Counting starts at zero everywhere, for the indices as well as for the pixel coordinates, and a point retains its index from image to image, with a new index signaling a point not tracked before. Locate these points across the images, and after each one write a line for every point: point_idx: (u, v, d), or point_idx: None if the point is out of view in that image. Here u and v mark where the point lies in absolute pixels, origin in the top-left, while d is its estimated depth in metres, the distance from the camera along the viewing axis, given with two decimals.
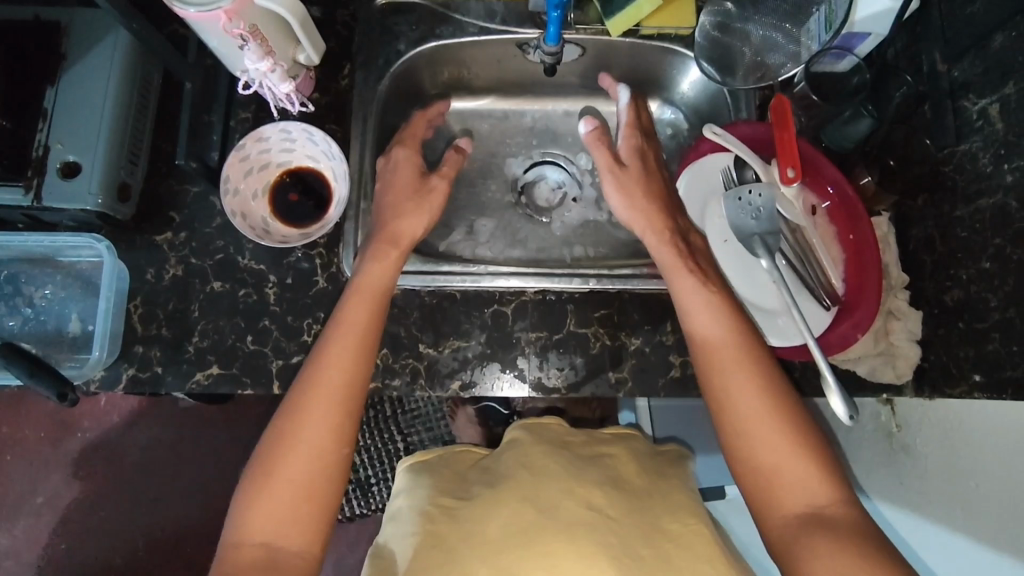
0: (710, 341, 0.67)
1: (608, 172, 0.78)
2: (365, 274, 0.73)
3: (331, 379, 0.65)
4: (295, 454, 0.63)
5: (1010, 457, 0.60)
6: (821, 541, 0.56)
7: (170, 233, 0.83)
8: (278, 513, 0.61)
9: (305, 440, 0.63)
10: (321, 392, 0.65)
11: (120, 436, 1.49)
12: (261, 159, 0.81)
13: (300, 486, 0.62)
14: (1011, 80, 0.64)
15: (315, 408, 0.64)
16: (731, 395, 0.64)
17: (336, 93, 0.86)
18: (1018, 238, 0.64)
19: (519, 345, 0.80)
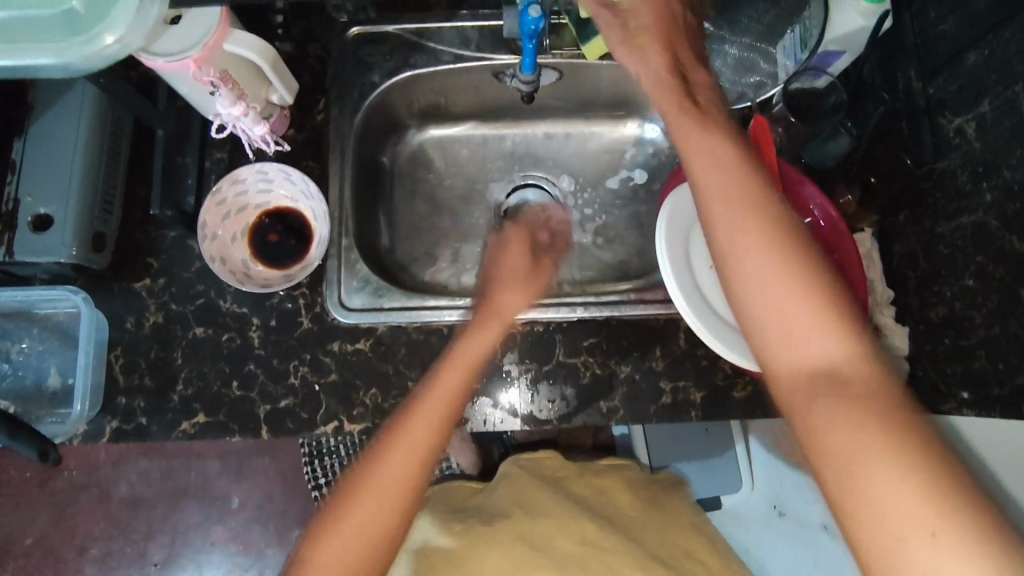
0: (728, 241, 0.57)
1: (673, 111, 0.64)
2: (469, 342, 0.71)
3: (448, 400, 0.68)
4: (377, 495, 0.62)
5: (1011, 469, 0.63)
6: (835, 403, 0.50)
7: (149, 279, 0.81)
8: (347, 549, 0.60)
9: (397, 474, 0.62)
10: (428, 432, 0.65)
11: (109, 472, 1.47)
12: (238, 201, 0.80)
13: (376, 531, 0.61)
14: (986, 99, 0.64)
15: (424, 445, 0.65)
16: (745, 302, 0.55)
17: (312, 129, 0.85)
18: (999, 256, 0.64)
19: (510, 379, 0.79)
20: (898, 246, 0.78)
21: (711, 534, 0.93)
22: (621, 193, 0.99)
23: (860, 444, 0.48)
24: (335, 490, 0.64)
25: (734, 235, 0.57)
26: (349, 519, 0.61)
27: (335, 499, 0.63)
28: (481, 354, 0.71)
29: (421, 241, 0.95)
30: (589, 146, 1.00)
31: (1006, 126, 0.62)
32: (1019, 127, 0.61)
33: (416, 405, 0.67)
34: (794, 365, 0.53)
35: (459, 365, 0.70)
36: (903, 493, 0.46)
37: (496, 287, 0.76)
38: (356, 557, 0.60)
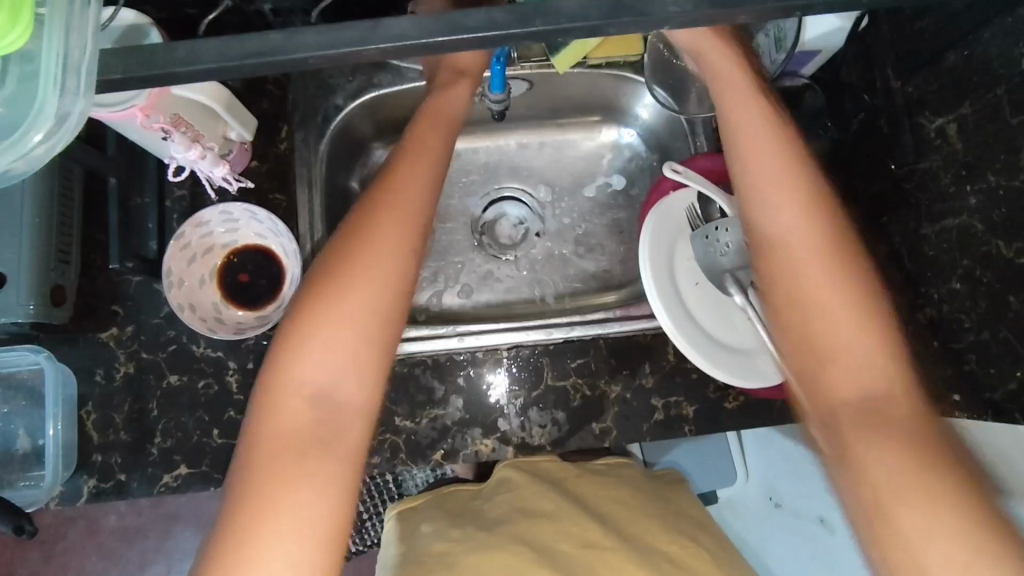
0: (773, 253, 0.58)
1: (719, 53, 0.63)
2: (401, 176, 0.62)
3: (383, 267, 0.57)
4: (334, 343, 0.55)
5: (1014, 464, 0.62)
6: (879, 429, 0.52)
7: (115, 327, 0.78)
8: (325, 368, 0.55)
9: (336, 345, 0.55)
10: (390, 233, 0.58)
11: (95, 504, 1.43)
12: (204, 244, 0.76)
13: (360, 363, 0.56)
14: (968, 100, 0.63)
15: (389, 245, 0.58)
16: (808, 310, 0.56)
17: (275, 159, 0.81)
18: (987, 260, 0.63)
19: (499, 408, 0.78)
20: (883, 246, 0.77)
21: (714, 530, 0.91)
22: (599, 200, 0.96)
23: (895, 468, 0.51)
24: (286, 325, 0.57)
25: (795, 244, 0.57)
26: (316, 321, 0.55)
27: (286, 346, 0.55)
28: (433, 177, 0.63)
29: None
30: (564, 153, 0.97)
31: (990, 130, 0.61)
32: (1003, 131, 0.60)
33: (375, 205, 0.60)
34: (835, 383, 0.55)
35: (404, 177, 0.62)
36: (932, 527, 0.48)
37: (427, 125, 0.68)
38: (328, 378, 0.55)
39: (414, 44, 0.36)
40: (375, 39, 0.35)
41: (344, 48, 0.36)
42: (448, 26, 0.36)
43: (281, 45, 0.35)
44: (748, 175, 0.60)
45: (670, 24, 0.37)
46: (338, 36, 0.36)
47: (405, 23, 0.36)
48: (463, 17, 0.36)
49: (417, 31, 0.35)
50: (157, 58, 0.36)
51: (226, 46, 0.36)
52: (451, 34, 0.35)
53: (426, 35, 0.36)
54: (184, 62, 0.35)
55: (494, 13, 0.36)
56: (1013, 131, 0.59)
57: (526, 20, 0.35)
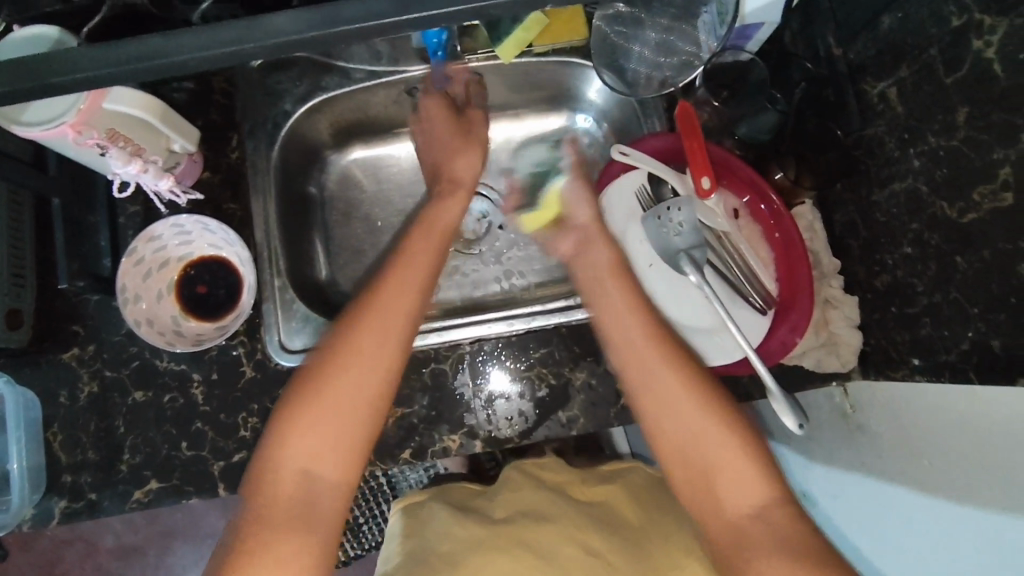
0: (619, 331, 0.64)
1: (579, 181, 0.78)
2: (415, 241, 0.67)
3: (391, 309, 0.61)
4: (333, 418, 0.57)
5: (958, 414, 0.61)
6: (736, 498, 0.56)
7: (77, 347, 0.77)
8: (326, 443, 0.57)
9: (343, 386, 0.58)
10: (386, 324, 0.60)
11: (91, 524, 1.43)
12: (158, 258, 0.76)
13: (351, 438, 0.57)
14: (905, 63, 0.62)
15: (386, 327, 0.60)
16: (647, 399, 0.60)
17: (227, 169, 0.81)
18: (933, 223, 0.62)
19: (465, 402, 0.78)
20: (839, 216, 0.78)
21: None
22: None
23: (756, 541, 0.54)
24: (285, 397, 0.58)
25: (620, 330, 0.64)
26: (324, 373, 0.58)
27: (283, 417, 0.57)
28: (435, 261, 0.67)
29: (362, 265, 0.91)
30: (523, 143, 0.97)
31: (926, 92, 0.60)
32: (937, 92, 0.59)
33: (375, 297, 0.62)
34: (701, 454, 0.58)
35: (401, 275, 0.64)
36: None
37: (420, 233, 0.69)
38: (322, 454, 0.57)
39: (291, 40, 0.36)
40: (252, 38, 0.35)
41: (221, 49, 0.35)
42: (326, 22, 0.36)
43: (159, 49, 0.35)
44: (586, 279, 0.70)
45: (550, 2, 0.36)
46: (214, 37, 0.35)
47: (280, 20, 0.35)
48: (342, 12, 0.36)
49: (294, 29, 0.35)
50: (31, 74, 0.35)
51: (102, 54, 0.36)
52: (328, 28, 0.35)
53: (303, 30, 0.35)
54: (68, 73, 0.35)
55: (370, 4, 0.36)
56: (946, 90, 0.58)
57: (404, 7, 0.36)
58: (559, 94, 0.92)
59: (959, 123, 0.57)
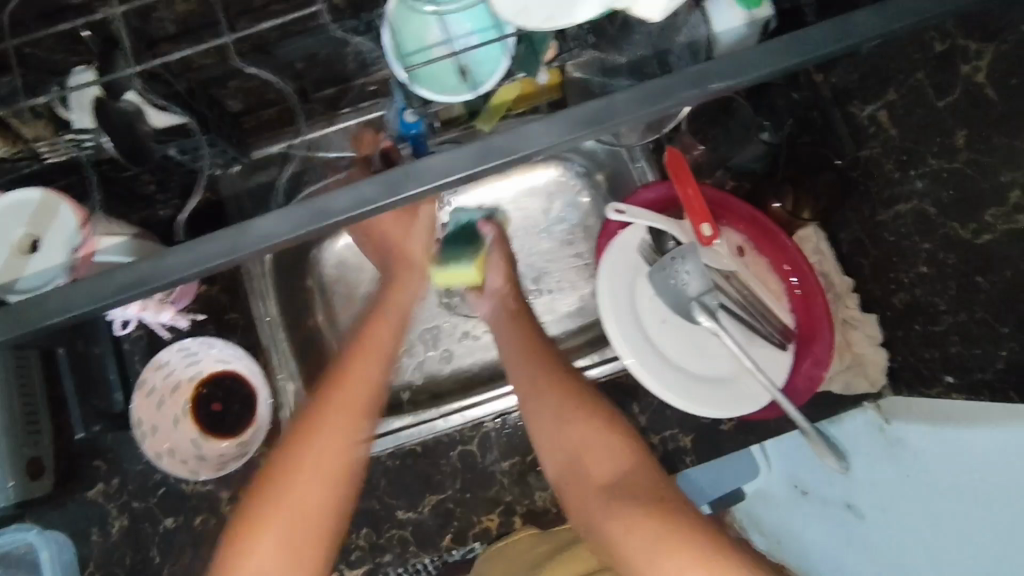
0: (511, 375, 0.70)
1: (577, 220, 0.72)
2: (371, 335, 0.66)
3: (356, 391, 0.60)
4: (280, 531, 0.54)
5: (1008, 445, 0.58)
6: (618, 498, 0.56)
7: (100, 482, 0.76)
8: (273, 563, 0.53)
9: (296, 499, 0.55)
10: (353, 399, 0.59)
11: None
12: (168, 384, 0.75)
13: (311, 546, 0.55)
14: (891, 86, 0.61)
15: (353, 402, 0.59)
16: (536, 421, 0.65)
17: (224, 279, 0.80)
18: (946, 243, 0.61)
19: (497, 479, 0.76)
20: (845, 235, 0.76)
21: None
22: (557, 238, 0.93)
23: (636, 529, 0.53)
24: (240, 515, 0.55)
25: (515, 368, 0.69)
26: (281, 477, 0.55)
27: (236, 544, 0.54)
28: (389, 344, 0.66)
29: None
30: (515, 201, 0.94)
31: (918, 115, 0.59)
32: (930, 115, 0.57)
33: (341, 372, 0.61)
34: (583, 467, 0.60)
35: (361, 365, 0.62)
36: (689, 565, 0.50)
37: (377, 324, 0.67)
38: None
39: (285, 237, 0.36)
40: (240, 244, 0.36)
41: (216, 262, 0.37)
42: (312, 217, 0.36)
43: (148, 275, 0.37)
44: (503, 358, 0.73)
45: (539, 154, 0.37)
46: (206, 248, 0.37)
47: (272, 219, 0.36)
48: (329, 206, 0.36)
49: (286, 225, 0.36)
50: (48, 309, 0.37)
51: (90, 285, 0.37)
52: (322, 223, 0.36)
53: (293, 228, 0.36)
54: (93, 299, 0.36)
55: (358, 190, 0.36)
56: (940, 113, 0.56)
57: (392, 189, 0.36)
58: None
59: (959, 146, 0.56)
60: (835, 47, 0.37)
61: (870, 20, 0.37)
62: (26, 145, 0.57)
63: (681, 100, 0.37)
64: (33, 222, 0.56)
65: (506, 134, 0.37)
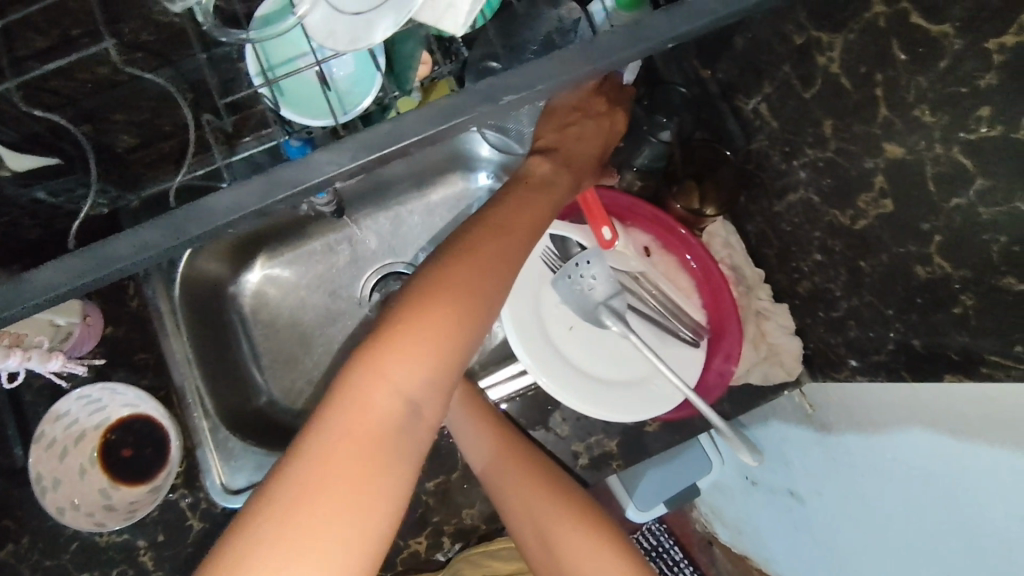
0: (473, 456, 0.69)
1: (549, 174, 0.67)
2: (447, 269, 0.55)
3: (413, 331, 0.51)
4: (351, 448, 0.46)
5: (903, 428, 0.61)
6: None
7: (8, 542, 0.73)
8: (307, 549, 0.43)
9: (356, 419, 0.48)
10: (431, 317, 0.51)
11: None
12: (72, 433, 0.72)
13: (361, 512, 0.45)
14: (766, 80, 0.62)
15: (427, 326, 0.51)
16: (499, 483, 0.67)
17: (129, 320, 0.78)
18: (832, 230, 0.62)
19: (423, 502, 0.75)
20: (750, 227, 0.77)
21: None
22: None
23: None
24: (247, 517, 0.45)
25: (487, 466, 0.68)
26: (341, 405, 0.48)
27: (285, 498, 0.44)
28: (473, 282, 0.54)
29: (298, 374, 0.89)
30: (433, 217, 0.93)
31: (791, 106, 0.60)
32: (801, 106, 0.58)
33: (427, 291, 0.53)
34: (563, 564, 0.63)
35: (461, 280, 0.54)
36: None
37: (486, 228, 0.59)
38: (321, 537, 0.43)
39: (59, 287, 0.42)
40: (17, 301, 0.42)
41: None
42: (87, 270, 0.42)
43: None
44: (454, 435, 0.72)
45: (328, 181, 0.43)
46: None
47: (75, 261, 0.42)
48: (118, 249, 0.42)
49: (85, 267, 0.42)
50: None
51: None
52: (102, 271, 0.42)
53: (91, 269, 0.42)
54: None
55: (144, 235, 0.42)
56: (808, 105, 0.57)
57: (177, 233, 0.42)
58: (457, 159, 0.90)
59: (828, 136, 0.56)
60: (573, 75, 0.41)
61: (621, 38, 0.40)
62: None
63: (474, 113, 0.41)
64: None
65: (291, 168, 0.42)
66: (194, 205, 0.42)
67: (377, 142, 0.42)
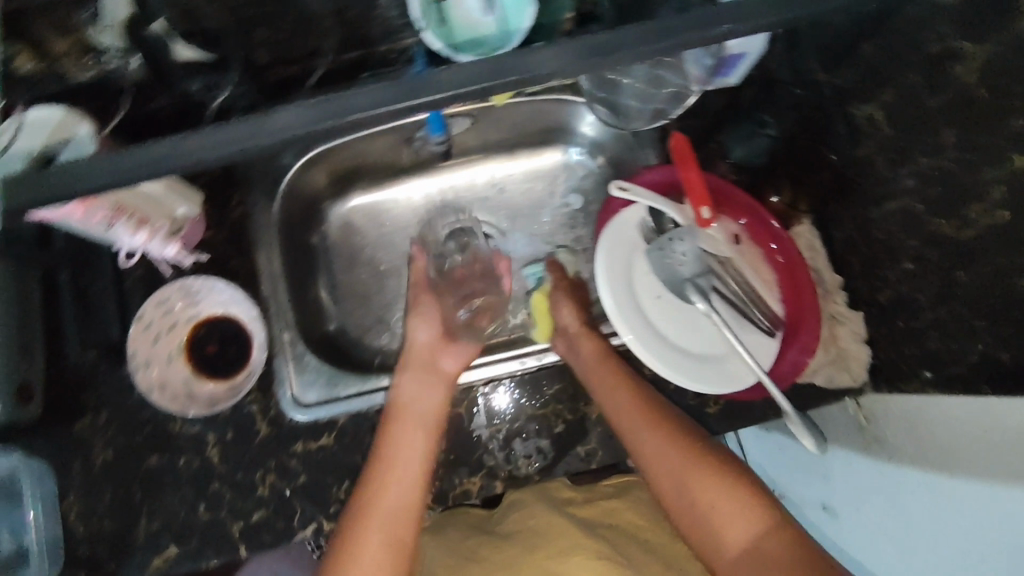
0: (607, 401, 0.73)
1: (425, 298, 0.86)
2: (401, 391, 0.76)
3: (408, 425, 0.72)
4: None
5: (972, 441, 0.62)
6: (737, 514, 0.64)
7: (88, 416, 0.76)
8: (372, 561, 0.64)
9: (388, 493, 0.68)
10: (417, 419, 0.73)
11: None
12: (166, 321, 0.77)
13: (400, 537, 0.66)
14: (888, 87, 0.63)
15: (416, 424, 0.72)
16: (624, 423, 0.71)
17: (230, 225, 0.82)
18: (931, 240, 0.63)
19: (483, 444, 0.78)
20: (838, 233, 0.79)
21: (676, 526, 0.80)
22: (559, 221, 0.95)
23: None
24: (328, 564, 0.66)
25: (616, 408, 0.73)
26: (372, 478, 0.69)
27: None
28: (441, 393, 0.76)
29: (369, 310, 0.92)
30: (520, 182, 0.96)
31: (911, 112, 0.62)
32: (921, 114, 0.60)
33: (355, 516, 0.67)
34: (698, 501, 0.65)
35: (387, 498, 0.68)
36: None
37: (391, 426, 0.73)
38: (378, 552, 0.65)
39: (229, 146, 0.42)
40: (172, 155, 0.42)
41: (153, 167, 0.42)
42: (254, 134, 0.41)
43: (79, 174, 0.42)
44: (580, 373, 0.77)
45: (550, 78, 0.41)
46: (148, 156, 0.42)
47: (223, 133, 0.42)
48: (286, 122, 0.41)
49: (235, 137, 0.42)
50: (57, 178, 0.42)
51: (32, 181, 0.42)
52: (294, 130, 0.41)
53: (254, 135, 0.41)
54: (80, 178, 0.42)
55: (306, 113, 0.41)
56: (931, 112, 0.59)
57: (334, 113, 0.41)
58: (552, 129, 0.93)
59: (948, 146, 0.58)
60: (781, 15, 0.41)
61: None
62: (51, 61, 0.67)
63: (685, 39, 0.41)
64: (49, 141, 0.58)
65: (512, 56, 0.41)
66: (422, 79, 0.41)
67: (594, 46, 0.41)
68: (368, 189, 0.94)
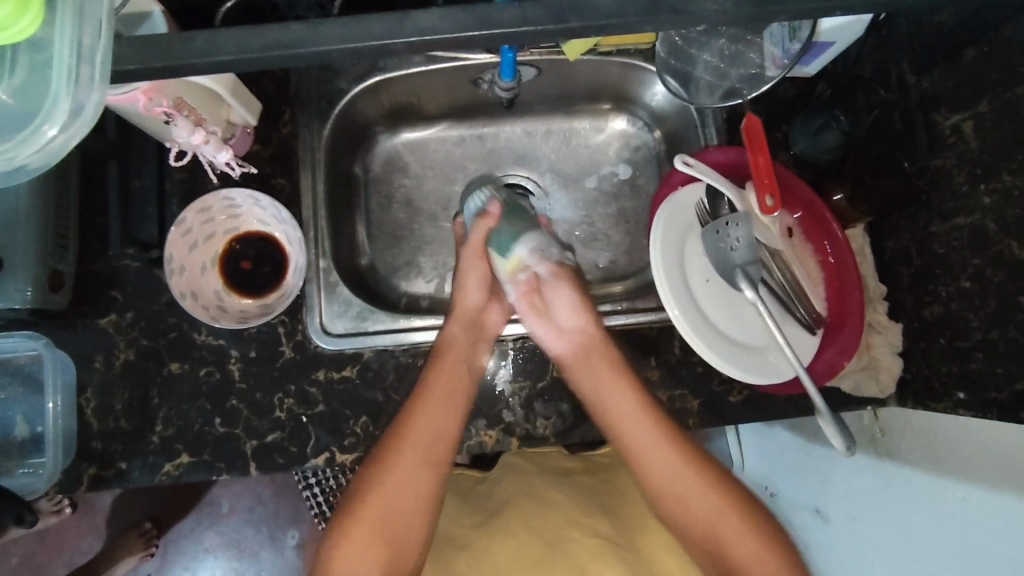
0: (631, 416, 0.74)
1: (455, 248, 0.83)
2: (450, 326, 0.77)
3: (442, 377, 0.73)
4: (373, 533, 0.68)
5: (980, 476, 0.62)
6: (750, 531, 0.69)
7: (114, 313, 0.75)
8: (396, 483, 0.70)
9: (419, 428, 0.71)
10: (452, 363, 0.74)
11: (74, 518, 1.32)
12: (205, 231, 0.76)
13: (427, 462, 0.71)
14: (985, 98, 0.63)
15: (450, 372, 0.73)
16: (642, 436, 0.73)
17: (279, 143, 0.79)
18: (998, 261, 0.62)
19: (504, 399, 0.77)
20: (891, 242, 0.77)
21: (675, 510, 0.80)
22: (604, 190, 0.93)
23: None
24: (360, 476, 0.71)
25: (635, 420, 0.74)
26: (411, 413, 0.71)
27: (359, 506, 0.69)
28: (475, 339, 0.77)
29: (401, 250, 0.90)
30: (569, 143, 0.94)
31: (1005, 129, 0.60)
32: (1019, 130, 0.59)
33: (397, 432, 0.71)
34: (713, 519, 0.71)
35: (427, 410, 0.71)
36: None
37: (440, 357, 0.74)
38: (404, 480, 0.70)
39: (351, 40, 0.40)
40: (291, 43, 0.40)
41: (275, 48, 0.40)
42: (384, 34, 0.40)
43: (199, 50, 0.39)
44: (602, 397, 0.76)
45: (707, 21, 0.41)
46: (266, 42, 0.39)
47: (360, 26, 0.40)
48: (430, 22, 0.40)
49: (373, 32, 0.40)
50: (175, 48, 0.39)
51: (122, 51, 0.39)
52: (427, 35, 0.40)
53: (394, 32, 0.40)
54: (201, 54, 0.39)
55: (453, 16, 0.40)
56: None
57: (482, 23, 0.40)
58: (614, 93, 0.90)
59: None
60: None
61: None
62: None
63: (848, 5, 0.40)
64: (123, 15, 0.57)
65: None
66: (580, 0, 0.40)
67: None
68: (416, 128, 0.92)
